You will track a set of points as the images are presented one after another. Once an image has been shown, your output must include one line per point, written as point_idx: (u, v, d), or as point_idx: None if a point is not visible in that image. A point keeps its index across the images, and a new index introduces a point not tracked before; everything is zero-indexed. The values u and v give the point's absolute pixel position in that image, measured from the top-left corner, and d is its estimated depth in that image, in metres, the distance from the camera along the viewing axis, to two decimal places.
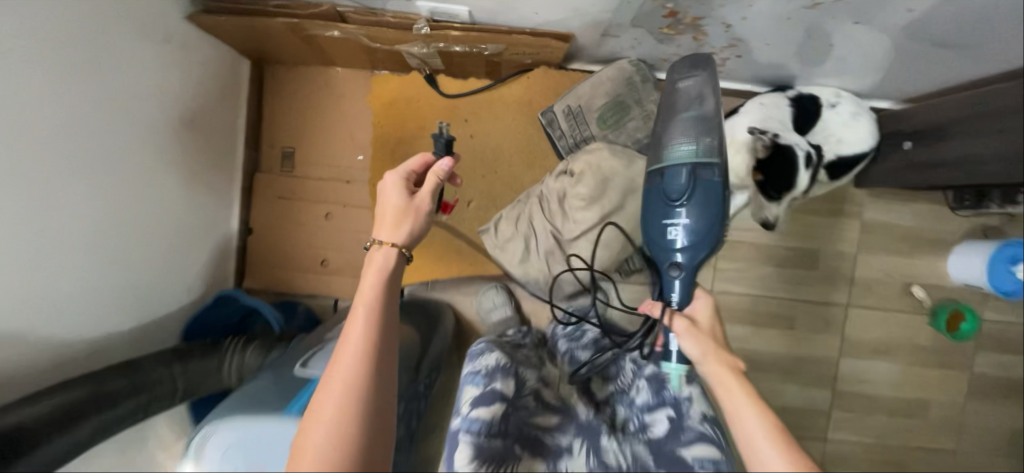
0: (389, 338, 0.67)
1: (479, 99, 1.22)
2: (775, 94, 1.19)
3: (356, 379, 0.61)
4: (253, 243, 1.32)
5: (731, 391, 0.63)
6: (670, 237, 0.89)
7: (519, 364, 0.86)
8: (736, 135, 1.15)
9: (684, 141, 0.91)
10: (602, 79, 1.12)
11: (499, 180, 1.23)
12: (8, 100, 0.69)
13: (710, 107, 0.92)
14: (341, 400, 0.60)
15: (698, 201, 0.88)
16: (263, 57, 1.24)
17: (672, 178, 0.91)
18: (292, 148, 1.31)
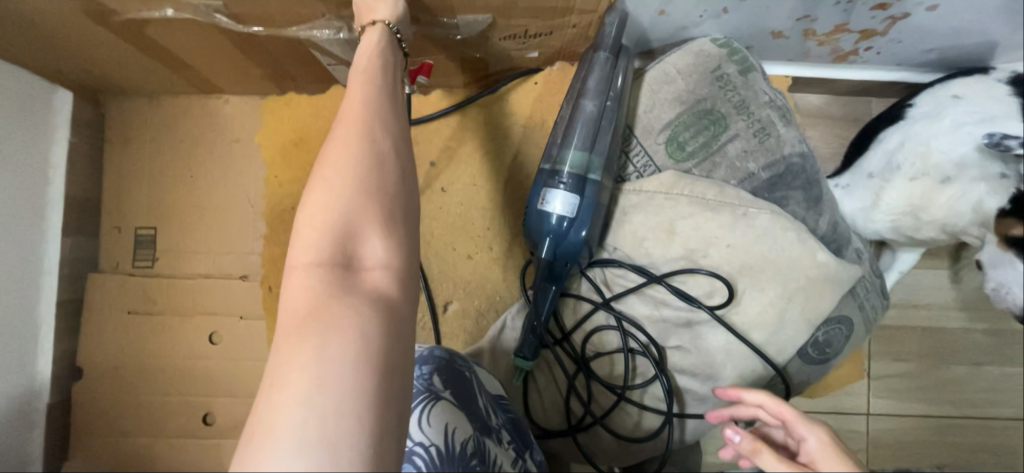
0: (400, 123, 0.40)
1: (453, 125, 0.71)
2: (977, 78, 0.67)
3: (354, 141, 0.37)
4: (84, 394, 0.77)
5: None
6: (543, 235, 0.57)
7: (483, 431, 0.48)
8: (929, 159, 0.63)
9: (586, 147, 0.56)
10: (667, 71, 0.62)
11: (495, 259, 0.69)
12: None
13: (597, 103, 0.57)
14: (332, 217, 0.34)
15: (561, 236, 0.56)
16: (100, 86, 0.76)
17: (552, 200, 0.55)
18: (153, 229, 0.79)
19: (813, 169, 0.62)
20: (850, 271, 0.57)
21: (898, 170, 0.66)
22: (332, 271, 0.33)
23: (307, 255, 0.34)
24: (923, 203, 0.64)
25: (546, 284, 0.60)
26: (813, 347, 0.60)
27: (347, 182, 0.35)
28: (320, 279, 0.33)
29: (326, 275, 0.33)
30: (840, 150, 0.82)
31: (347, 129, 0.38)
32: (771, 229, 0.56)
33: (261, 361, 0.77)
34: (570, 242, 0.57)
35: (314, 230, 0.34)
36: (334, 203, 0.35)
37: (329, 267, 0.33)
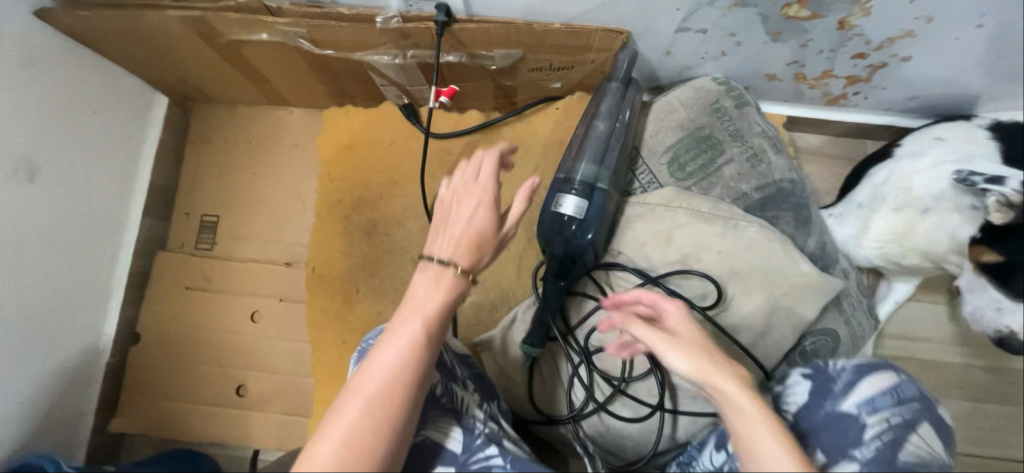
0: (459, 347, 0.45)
1: (483, 141, 0.81)
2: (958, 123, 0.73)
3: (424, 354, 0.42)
4: (137, 357, 0.86)
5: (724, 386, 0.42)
6: (552, 233, 0.64)
7: (451, 377, 0.54)
8: (912, 192, 0.69)
9: (595, 159, 0.65)
10: (671, 103, 0.72)
11: (511, 259, 0.77)
12: None
13: (608, 125, 0.67)
14: (387, 402, 0.39)
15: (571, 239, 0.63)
16: (190, 94, 0.90)
17: (563, 203, 0.63)
18: (216, 216, 0.91)
19: (802, 193, 0.69)
20: (833, 283, 0.63)
21: (883, 201, 0.72)
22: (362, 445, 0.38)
23: (355, 411, 0.39)
24: (906, 232, 0.70)
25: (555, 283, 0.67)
26: (801, 355, 0.65)
27: (408, 385, 0.41)
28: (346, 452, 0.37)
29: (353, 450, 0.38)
30: (836, 185, 0.88)
31: (422, 335, 0.42)
32: (759, 241, 0.63)
33: (293, 340, 0.85)
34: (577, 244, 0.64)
35: (368, 411, 0.39)
36: (394, 393, 0.40)
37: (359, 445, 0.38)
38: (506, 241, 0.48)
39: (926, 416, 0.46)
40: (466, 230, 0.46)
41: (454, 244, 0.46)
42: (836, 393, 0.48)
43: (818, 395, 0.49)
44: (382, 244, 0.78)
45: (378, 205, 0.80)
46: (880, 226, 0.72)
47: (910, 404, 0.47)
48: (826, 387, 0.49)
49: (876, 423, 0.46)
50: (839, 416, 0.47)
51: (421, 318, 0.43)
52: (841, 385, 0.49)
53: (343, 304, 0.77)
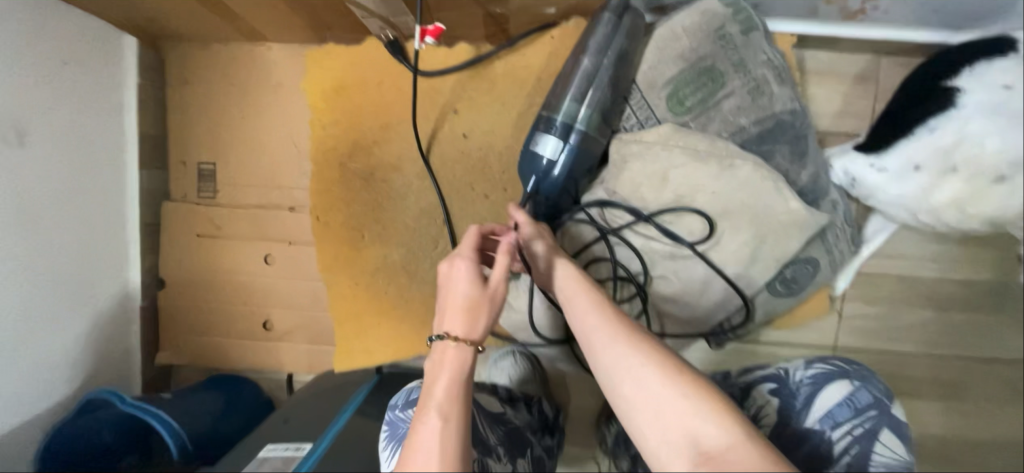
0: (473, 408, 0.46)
1: (477, 78, 0.78)
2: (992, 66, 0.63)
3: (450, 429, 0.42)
4: (167, 301, 0.93)
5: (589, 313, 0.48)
6: (530, 169, 0.66)
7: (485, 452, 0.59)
8: (982, 159, 0.61)
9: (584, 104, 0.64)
10: (674, 29, 0.67)
11: (509, 200, 0.79)
12: None
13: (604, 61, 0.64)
14: None
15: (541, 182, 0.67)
16: (159, 33, 0.84)
17: (541, 143, 0.65)
18: (214, 165, 0.91)
19: (801, 126, 0.69)
20: (818, 217, 0.65)
21: (954, 172, 0.64)
22: None
23: None
24: (979, 197, 0.63)
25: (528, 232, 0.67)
26: (782, 283, 0.70)
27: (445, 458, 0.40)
28: None
29: None
30: (842, 108, 0.86)
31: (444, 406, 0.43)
32: (752, 180, 0.64)
33: (309, 281, 0.91)
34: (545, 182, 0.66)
35: None
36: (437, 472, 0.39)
37: None
38: (500, 299, 0.49)
39: (883, 421, 0.58)
40: (458, 303, 0.48)
41: (455, 310, 0.48)
42: (800, 407, 0.61)
43: (786, 407, 0.62)
44: (383, 192, 0.79)
45: (374, 151, 0.79)
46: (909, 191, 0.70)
47: (871, 417, 0.58)
48: (791, 401, 0.62)
49: (839, 432, 0.58)
50: (805, 430, 0.60)
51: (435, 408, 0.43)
52: (803, 400, 0.62)
53: (352, 249, 0.81)
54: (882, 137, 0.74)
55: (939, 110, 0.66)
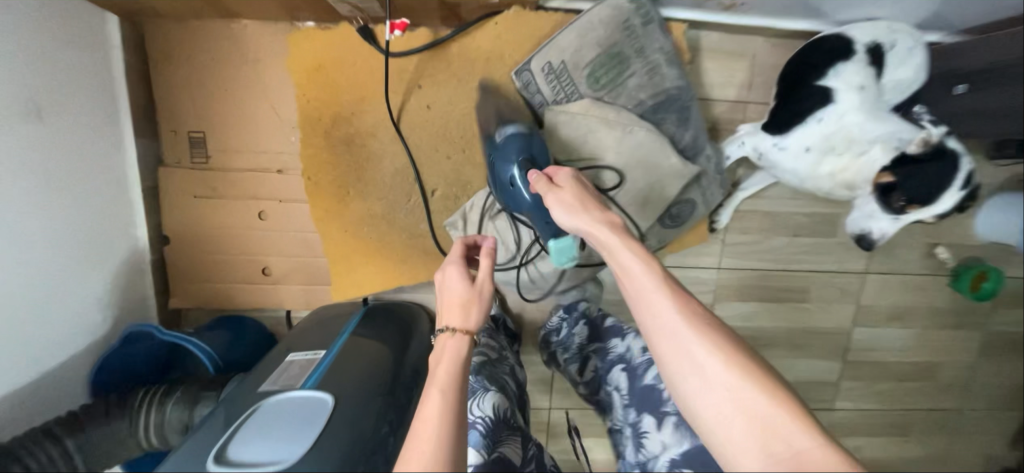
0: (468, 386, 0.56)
1: (436, 57, 0.93)
2: (840, 67, 0.92)
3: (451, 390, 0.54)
4: (171, 255, 1.07)
5: (660, 310, 0.54)
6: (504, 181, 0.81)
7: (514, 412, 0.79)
8: (852, 139, 0.91)
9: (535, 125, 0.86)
10: (589, 21, 0.86)
11: (467, 159, 0.98)
12: None
13: None
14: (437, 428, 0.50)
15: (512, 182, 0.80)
16: (137, 11, 0.92)
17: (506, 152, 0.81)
18: (202, 133, 1.02)
19: (686, 98, 0.91)
20: (693, 167, 0.90)
21: (833, 151, 0.93)
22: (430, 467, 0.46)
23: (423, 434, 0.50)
24: (848, 166, 0.93)
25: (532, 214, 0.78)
26: (670, 217, 0.96)
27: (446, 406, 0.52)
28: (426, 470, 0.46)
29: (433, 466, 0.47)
30: (726, 79, 1.10)
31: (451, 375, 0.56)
32: (646, 141, 0.87)
33: (300, 232, 1.07)
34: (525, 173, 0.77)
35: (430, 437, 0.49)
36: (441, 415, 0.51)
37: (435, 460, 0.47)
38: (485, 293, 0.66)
39: None
40: (453, 301, 0.65)
41: (452, 307, 0.64)
42: None
43: None
44: (362, 155, 0.96)
45: (351, 120, 0.95)
46: (798, 162, 0.96)
47: None
48: None
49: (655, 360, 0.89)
50: None
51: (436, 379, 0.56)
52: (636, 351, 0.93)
53: (338, 203, 0.98)
54: (781, 121, 0.97)
55: (821, 104, 0.92)
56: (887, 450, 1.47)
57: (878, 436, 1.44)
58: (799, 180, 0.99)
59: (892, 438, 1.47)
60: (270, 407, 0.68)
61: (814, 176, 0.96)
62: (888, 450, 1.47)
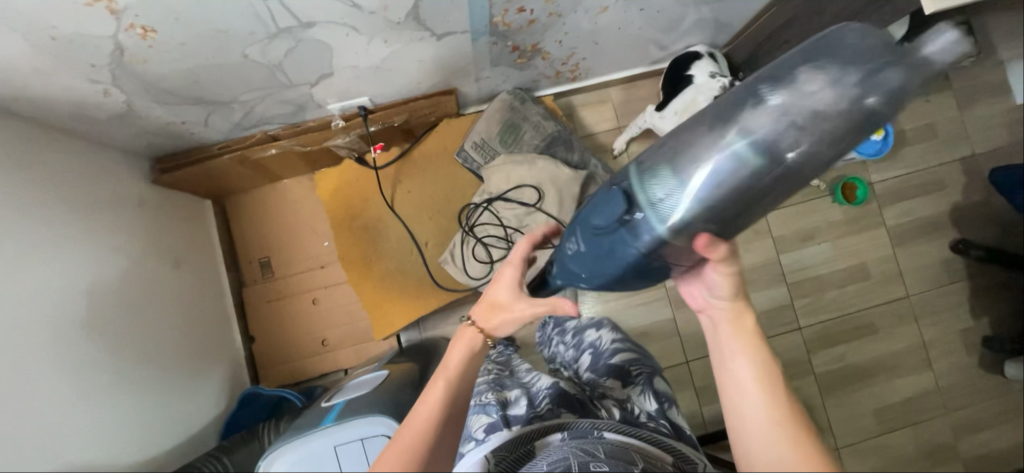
0: (458, 418, 0.65)
1: (406, 162, 1.46)
2: (698, 64, 1.31)
3: (440, 403, 0.63)
4: (258, 348, 1.48)
5: (743, 380, 0.56)
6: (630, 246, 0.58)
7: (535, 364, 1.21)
8: (694, 101, 1.27)
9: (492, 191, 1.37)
10: (490, 112, 1.40)
11: (443, 217, 1.45)
12: (48, 280, 0.91)
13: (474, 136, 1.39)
14: (424, 427, 0.62)
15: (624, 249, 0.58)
16: (223, 194, 1.49)
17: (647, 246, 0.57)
18: (268, 257, 1.51)
19: (565, 135, 1.41)
20: (582, 171, 1.37)
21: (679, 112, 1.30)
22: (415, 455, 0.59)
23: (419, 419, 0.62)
24: None
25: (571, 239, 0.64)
26: None
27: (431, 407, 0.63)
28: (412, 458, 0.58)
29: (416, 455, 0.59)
30: (599, 118, 1.63)
31: (447, 379, 0.66)
32: (546, 165, 1.34)
33: (343, 305, 1.49)
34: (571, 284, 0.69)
35: (421, 430, 0.61)
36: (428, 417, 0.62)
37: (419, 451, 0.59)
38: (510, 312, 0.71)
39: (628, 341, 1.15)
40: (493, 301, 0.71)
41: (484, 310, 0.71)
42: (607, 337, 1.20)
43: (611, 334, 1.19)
44: (373, 233, 1.44)
45: (362, 214, 1.45)
46: (666, 126, 1.34)
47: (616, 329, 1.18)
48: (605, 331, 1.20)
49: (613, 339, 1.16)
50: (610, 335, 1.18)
51: (443, 377, 0.66)
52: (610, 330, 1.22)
53: (365, 271, 1.44)
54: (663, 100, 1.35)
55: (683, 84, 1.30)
56: (869, 352, 1.68)
57: (852, 340, 1.67)
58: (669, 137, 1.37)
59: (866, 340, 1.68)
60: (343, 392, 1.01)
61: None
62: (870, 351, 1.68)
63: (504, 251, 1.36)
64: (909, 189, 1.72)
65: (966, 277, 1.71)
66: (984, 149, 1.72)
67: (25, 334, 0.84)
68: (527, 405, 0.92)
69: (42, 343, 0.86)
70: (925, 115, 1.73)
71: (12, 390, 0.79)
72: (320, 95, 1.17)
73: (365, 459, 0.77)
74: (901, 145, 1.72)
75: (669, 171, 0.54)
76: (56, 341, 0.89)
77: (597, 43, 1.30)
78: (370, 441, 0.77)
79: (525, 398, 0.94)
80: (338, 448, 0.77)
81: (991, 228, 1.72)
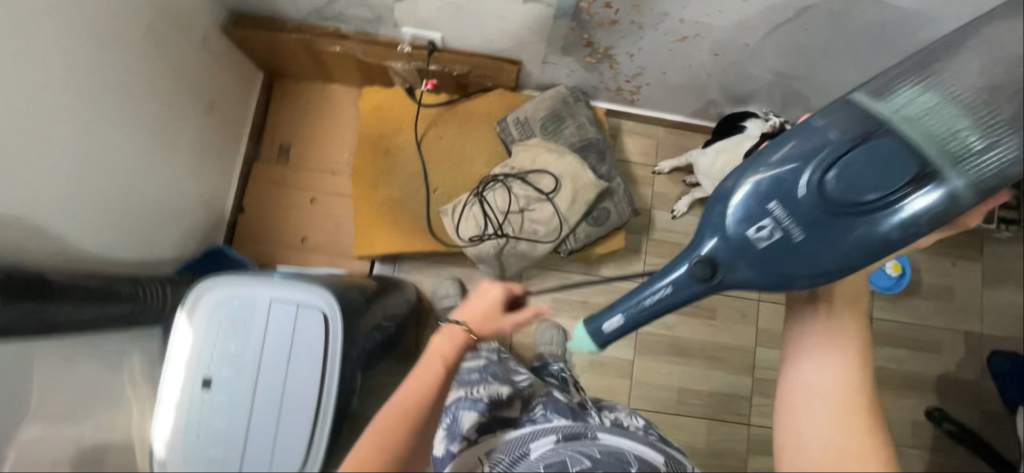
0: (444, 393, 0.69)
1: (449, 111, 1.51)
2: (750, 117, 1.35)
3: (428, 380, 0.67)
4: (243, 221, 1.51)
5: (814, 374, 0.53)
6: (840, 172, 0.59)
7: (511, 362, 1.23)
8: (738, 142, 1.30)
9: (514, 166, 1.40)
10: (543, 97, 1.44)
11: (460, 173, 1.49)
12: (99, 60, 0.96)
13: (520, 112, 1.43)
14: (409, 401, 0.65)
15: (862, 169, 0.58)
16: (276, 73, 1.55)
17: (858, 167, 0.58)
18: (290, 144, 1.56)
19: (602, 146, 1.45)
20: (603, 182, 1.39)
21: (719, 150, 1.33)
22: (403, 426, 0.63)
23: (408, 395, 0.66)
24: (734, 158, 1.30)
25: (784, 146, 0.62)
26: (592, 219, 1.41)
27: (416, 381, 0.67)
28: (403, 426, 0.63)
29: (405, 423, 0.63)
30: (639, 148, 1.66)
31: (433, 358, 0.71)
32: (572, 162, 1.38)
33: (335, 215, 1.53)
34: (766, 227, 0.61)
35: (408, 400, 0.65)
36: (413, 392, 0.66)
37: (409, 420, 0.64)
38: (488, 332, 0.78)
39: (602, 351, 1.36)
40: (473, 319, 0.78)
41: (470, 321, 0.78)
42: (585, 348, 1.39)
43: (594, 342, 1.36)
44: (392, 161, 1.49)
45: (389, 140, 1.49)
46: (704, 160, 1.37)
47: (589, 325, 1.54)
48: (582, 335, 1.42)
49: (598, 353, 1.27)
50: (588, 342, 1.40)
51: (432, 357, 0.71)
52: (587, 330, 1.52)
53: (369, 191, 1.48)
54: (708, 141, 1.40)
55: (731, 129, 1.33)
56: None
57: None
58: (704, 175, 1.39)
59: None
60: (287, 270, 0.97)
61: (714, 169, 1.34)
62: None
63: (502, 225, 1.38)
64: (905, 339, 1.68)
65: (929, 447, 1.65)
66: (991, 331, 1.69)
67: (56, 92, 0.88)
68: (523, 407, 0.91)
69: (67, 108, 0.91)
70: (947, 276, 1.71)
71: (26, 130, 0.83)
72: (400, 13, 1.23)
73: (291, 324, 0.77)
74: (912, 294, 1.69)
75: (925, 95, 0.58)
76: (90, 117, 0.96)
77: (664, 73, 1.34)
78: (303, 309, 0.78)
79: (522, 401, 0.92)
80: (273, 302, 0.78)
81: (970, 410, 1.66)
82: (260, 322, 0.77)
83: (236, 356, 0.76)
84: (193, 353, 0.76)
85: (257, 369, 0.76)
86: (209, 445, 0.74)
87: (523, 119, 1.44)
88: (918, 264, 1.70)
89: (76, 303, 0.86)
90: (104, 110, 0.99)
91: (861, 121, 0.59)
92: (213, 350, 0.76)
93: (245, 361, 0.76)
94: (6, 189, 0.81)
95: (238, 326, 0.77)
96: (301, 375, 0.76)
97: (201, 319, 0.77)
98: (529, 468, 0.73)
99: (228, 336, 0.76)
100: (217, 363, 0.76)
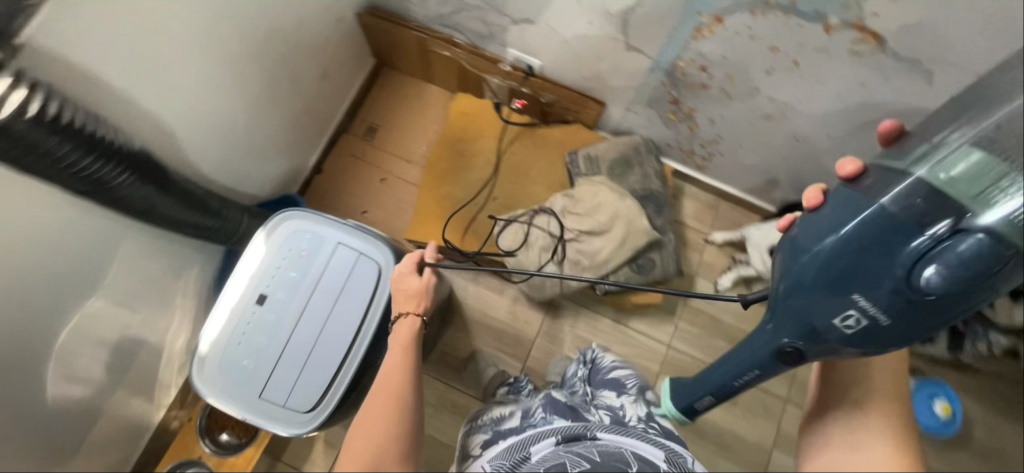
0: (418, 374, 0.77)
1: (526, 132, 1.60)
2: None
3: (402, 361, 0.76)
4: (317, 181, 1.64)
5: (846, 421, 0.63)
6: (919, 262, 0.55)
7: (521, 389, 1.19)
8: None
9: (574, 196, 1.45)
10: (617, 141, 1.51)
11: (521, 190, 1.56)
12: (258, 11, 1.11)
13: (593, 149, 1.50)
14: (393, 380, 0.73)
15: (935, 257, 0.53)
16: (385, 63, 1.72)
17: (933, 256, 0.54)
18: (376, 126, 1.70)
19: (662, 200, 1.49)
20: (656, 233, 1.42)
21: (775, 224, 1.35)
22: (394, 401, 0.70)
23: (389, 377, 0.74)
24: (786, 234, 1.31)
25: (825, 221, 0.62)
26: (636, 265, 1.42)
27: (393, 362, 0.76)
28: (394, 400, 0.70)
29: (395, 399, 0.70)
30: (697, 214, 1.67)
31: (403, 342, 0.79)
32: (631, 205, 1.41)
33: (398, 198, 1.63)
34: (853, 316, 0.60)
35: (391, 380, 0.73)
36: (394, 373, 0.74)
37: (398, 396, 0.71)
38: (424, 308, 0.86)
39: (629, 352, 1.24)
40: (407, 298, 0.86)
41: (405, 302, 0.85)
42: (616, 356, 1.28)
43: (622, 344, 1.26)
44: (462, 163, 1.59)
45: (466, 144, 1.60)
46: (756, 233, 1.40)
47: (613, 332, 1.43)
48: None
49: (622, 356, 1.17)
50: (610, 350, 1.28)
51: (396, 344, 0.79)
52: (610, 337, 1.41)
53: (435, 184, 1.57)
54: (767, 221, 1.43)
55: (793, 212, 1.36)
56: None
57: None
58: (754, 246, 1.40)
59: None
60: None
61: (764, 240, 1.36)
62: None
63: (549, 247, 1.41)
64: None
65: None
66: None
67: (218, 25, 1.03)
68: (521, 418, 0.89)
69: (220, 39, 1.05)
70: (1004, 437, 1.55)
71: (184, 47, 0.98)
72: (511, 35, 1.35)
73: (347, 269, 0.91)
74: (960, 445, 1.54)
75: (975, 153, 0.51)
76: (235, 54, 1.11)
77: (741, 147, 1.37)
78: (361, 259, 0.92)
79: (520, 411, 0.91)
80: (338, 246, 0.92)
81: None
82: (323, 258, 0.92)
83: (294, 280, 0.91)
84: (262, 267, 0.92)
85: (307, 297, 0.90)
86: (250, 347, 0.89)
87: (593, 156, 1.50)
88: (972, 414, 1.56)
89: (177, 204, 1.00)
90: (246, 51, 1.14)
91: (909, 199, 0.55)
92: (279, 270, 0.91)
93: (301, 286, 0.90)
94: (153, 90, 0.95)
95: (304, 257, 0.92)
96: (341, 313, 0.90)
97: (277, 242, 0.92)
98: (529, 469, 0.71)
99: (294, 262, 0.92)
100: (277, 281, 0.91)
